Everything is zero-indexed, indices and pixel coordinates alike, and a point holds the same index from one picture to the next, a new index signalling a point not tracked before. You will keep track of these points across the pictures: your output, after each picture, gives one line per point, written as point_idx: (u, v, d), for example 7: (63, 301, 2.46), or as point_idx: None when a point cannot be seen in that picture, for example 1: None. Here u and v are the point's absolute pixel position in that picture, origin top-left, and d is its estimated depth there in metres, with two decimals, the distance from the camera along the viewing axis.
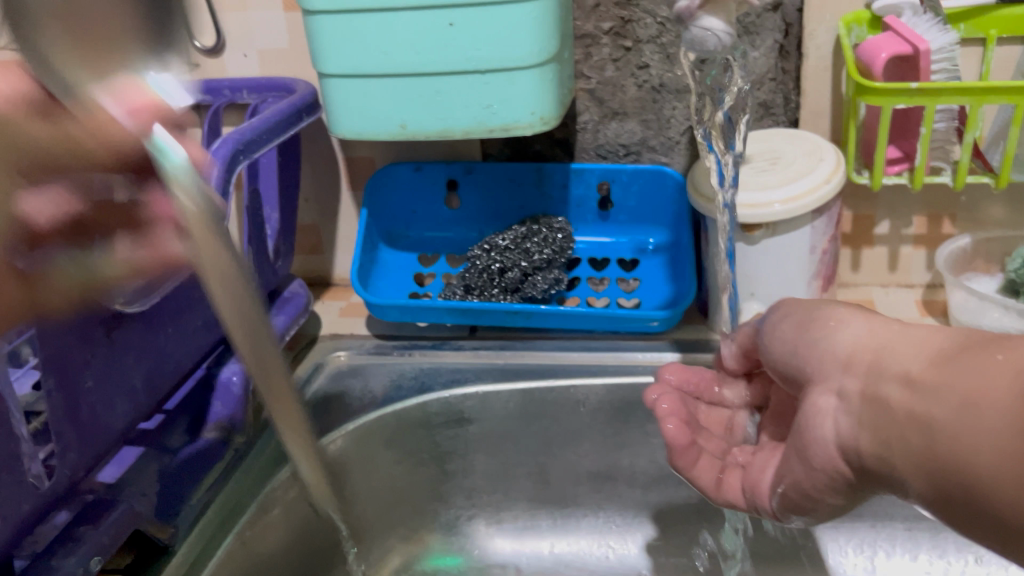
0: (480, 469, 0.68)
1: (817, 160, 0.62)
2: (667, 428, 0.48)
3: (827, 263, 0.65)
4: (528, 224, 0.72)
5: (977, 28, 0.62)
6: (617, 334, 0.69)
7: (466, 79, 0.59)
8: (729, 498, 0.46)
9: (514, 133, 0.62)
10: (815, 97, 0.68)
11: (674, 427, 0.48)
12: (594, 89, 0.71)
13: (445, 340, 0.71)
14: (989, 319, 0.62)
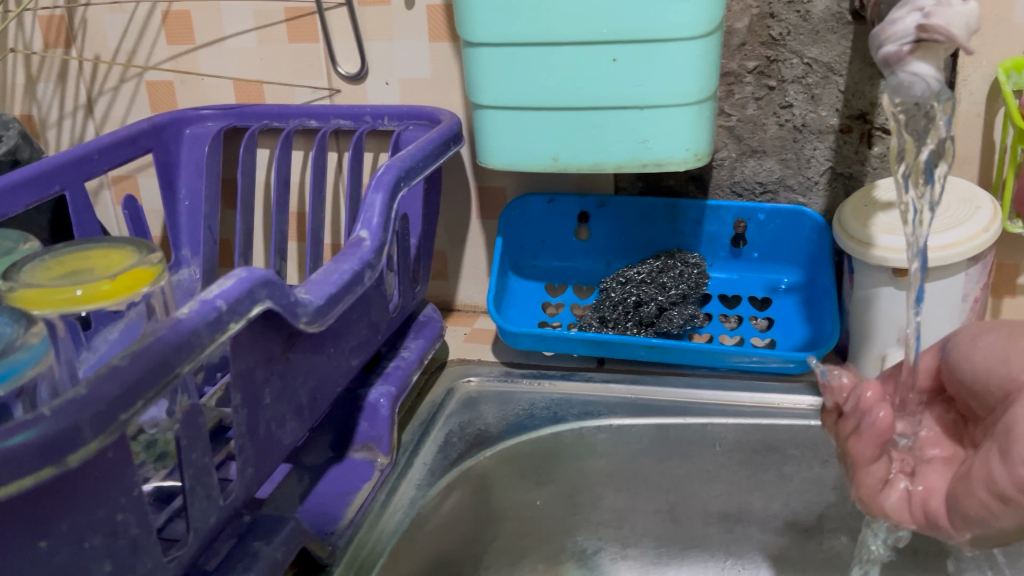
0: (609, 503, 0.67)
1: (974, 207, 0.61)
2: (879, 414, 0.48)
3: (977, 311, 0.64)
4: (663, 258, 0.72)
5: None
6: (752, 374, 0.69)
7: (623, 114, 0.60)
8: (895, 511, 0.48)
9: (667, 168, 0.62)
10: (964, 143, 0.67)
11: (885, 414, 0.48)
12: (734, 126, 0.71)
13: (575, 371, 0.71)
14: None
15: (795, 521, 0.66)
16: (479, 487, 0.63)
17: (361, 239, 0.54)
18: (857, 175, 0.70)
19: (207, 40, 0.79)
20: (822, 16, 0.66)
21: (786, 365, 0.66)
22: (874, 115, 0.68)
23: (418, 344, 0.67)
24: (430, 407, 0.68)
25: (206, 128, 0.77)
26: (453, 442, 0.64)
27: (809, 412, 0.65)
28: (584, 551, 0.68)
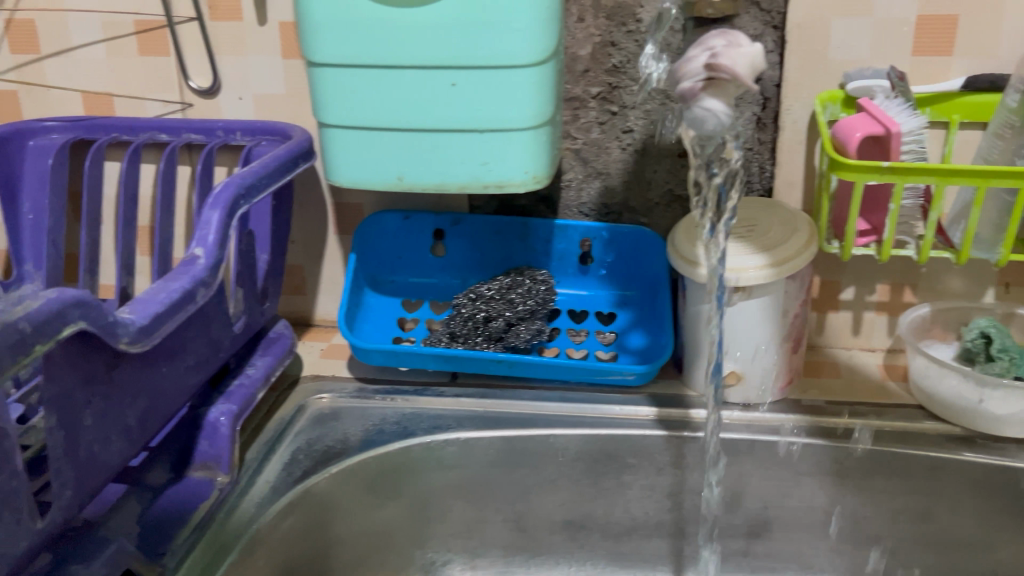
0: (457, 516, 0.69)
1: (790, 229, 0.65)
2: None
3: (797, 326, 0.68)
4: (513, 274, 0.74)
5: (940, 112, 0.67)
6: (596, 387, 0.72)
7: (464, 136, 0.62)
8: None
9: (508, 190, 0.64)
10: (789, 168, 0.72)
11: None
12: (579, 149, 0.74)
13: (427, 386, 0.72)
14: (946, 385, 0.65)
15: (637, 528, 0.69)
16: (325, 503, 0.63)
17: (196, 258, 0.54)
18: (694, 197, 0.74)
19: (52, 50, 0.77)
20: (659, 45, 0.70)
21: (627, 377, 0.69)
22: None
23: (264, 361, 0.67)
24: (280, 425, 0.68)
25: (50, 141, 0.75)
26: (299, 458, 0.65)
27: (647, 423, 0.68)
28: (436, 564, 0.70)
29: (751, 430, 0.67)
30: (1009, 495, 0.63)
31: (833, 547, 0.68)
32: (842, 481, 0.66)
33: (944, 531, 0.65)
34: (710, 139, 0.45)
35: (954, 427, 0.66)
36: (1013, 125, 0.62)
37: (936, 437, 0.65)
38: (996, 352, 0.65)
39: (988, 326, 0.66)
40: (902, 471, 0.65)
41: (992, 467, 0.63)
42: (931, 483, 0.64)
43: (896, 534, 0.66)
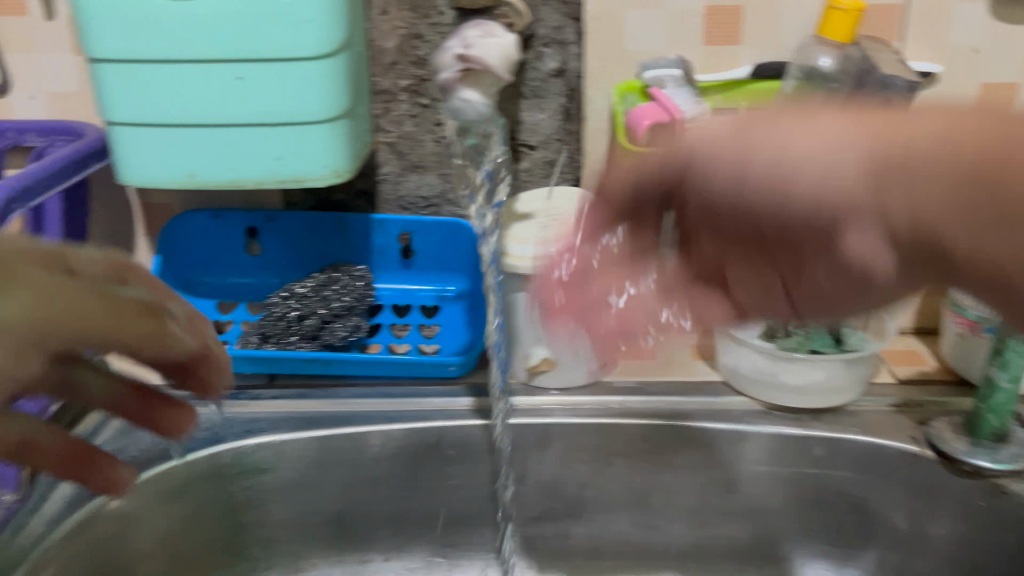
0: (277, 518, 0.68)
1: (593, 216, 0.68)
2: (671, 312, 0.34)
3: (608, 310, 0.69)
4: (329, 271, 0.73)
5: (732, 98, 0.69)
6: (417, 380, 0.72)
7: (255, 131, 0.60)
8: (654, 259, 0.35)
9: (307, 184, 0.63)
10: (595, 157, 0.74)
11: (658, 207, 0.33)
12: (394, 142, 0.74)
13: (242, 388, 0.71)
14: (747, 362, 0.68)
15: (461, 518, 0.70)
16: (127, 515, 0.61)
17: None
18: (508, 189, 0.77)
19: None
20: None
21: (445, 368, 0.70)
22: (517, 133, 0.75)
23: None
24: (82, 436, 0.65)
25: None
26: None
27: (464, 412, 0.68)
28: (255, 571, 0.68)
29: (566, 413, 0.69)
30: (804, 462, 0.66)
31: (651, 524, 0.70)
32: (652, 459, 0.68)
33: (749, 501, 0.68)
34: (471, 127, 0.47)
35: (755, 400, 0.69)
36: None
37: (737, 411, 0.69)
38: (792, 327, 0.68)
39: None
40: (707, 445, 0.67)
41: (786, 436, 0.66)
42: (733, 456, 0.67)
43: (707, 507, 0.69)
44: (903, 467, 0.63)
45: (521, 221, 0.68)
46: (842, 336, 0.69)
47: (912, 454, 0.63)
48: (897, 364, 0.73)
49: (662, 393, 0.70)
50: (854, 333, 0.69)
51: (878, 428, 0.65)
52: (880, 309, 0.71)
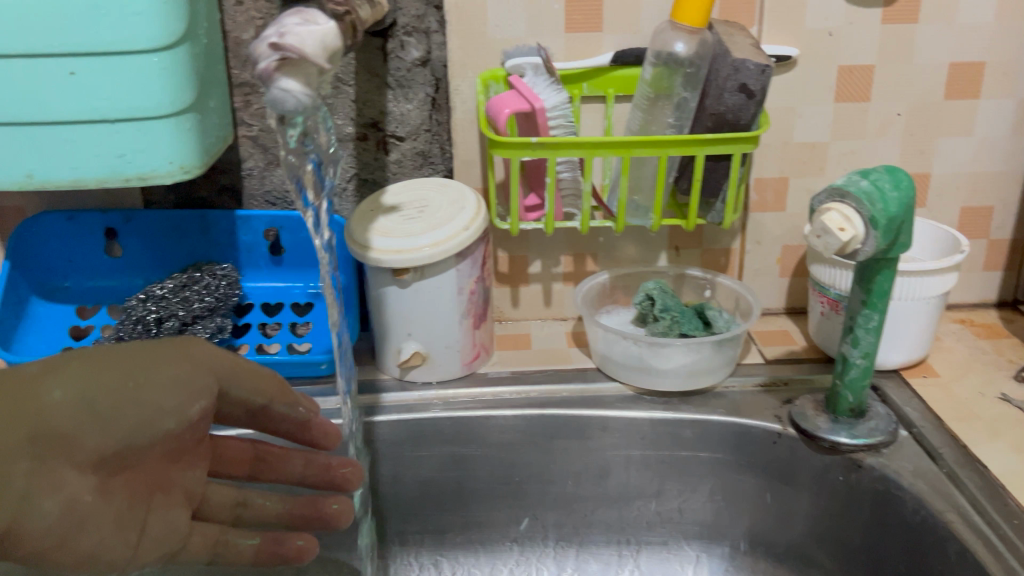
0: None
1: (458, 208, 0.66)
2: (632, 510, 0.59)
3: (477, 301, 0.69)
4: (190, 271, 0.71)
5: (596, 87, 0.70)
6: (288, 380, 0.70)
7: (94, 128, 0.58)
8: None
9: (153, 182, 0.61)
10: (465, 147, 0.73)
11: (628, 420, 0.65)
12: (256, 136, 0.71)
13: None
14: (617, 348, 0.68)
15: None
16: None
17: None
18: (379, 181, 0.75)
19: None
20: None
21: (315, 367, 0.69)
22: (383, 124, 0.72)
23: None
24: None
25: None
26: None
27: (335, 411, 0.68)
28: None
29: (441, 407, 0.68)
30: (674, 446, 0.67)
31: (527, 514, 0.70)
32: (527, 449, 0.68)
33: (623, 486, 0.68)
34: (295, 118, 0.45)
35: (627, 386, 0.69)
36: (649, 97, 0.66)
37: (609, 398, 0.69)
38: (658, 313, 0.69)
39: (654, 288, 0.70)
40: (579, 433, 0.67)
41: (656, 420, 0.66)
42: (605, 442, 0.67)
43: (583, 494, 0.69)
44: (768, 446, 0.65)
45: (386, 213, 0.67)
46: (709, 319, 0.70)
47: (775, 432, 0.64)
48: (768, 344, 0.75)
49: (537, 383, 0.70)
50: (720, 315, 0.70)
51: (745, 409, 0.66)
52: (748, 291, 0.72)
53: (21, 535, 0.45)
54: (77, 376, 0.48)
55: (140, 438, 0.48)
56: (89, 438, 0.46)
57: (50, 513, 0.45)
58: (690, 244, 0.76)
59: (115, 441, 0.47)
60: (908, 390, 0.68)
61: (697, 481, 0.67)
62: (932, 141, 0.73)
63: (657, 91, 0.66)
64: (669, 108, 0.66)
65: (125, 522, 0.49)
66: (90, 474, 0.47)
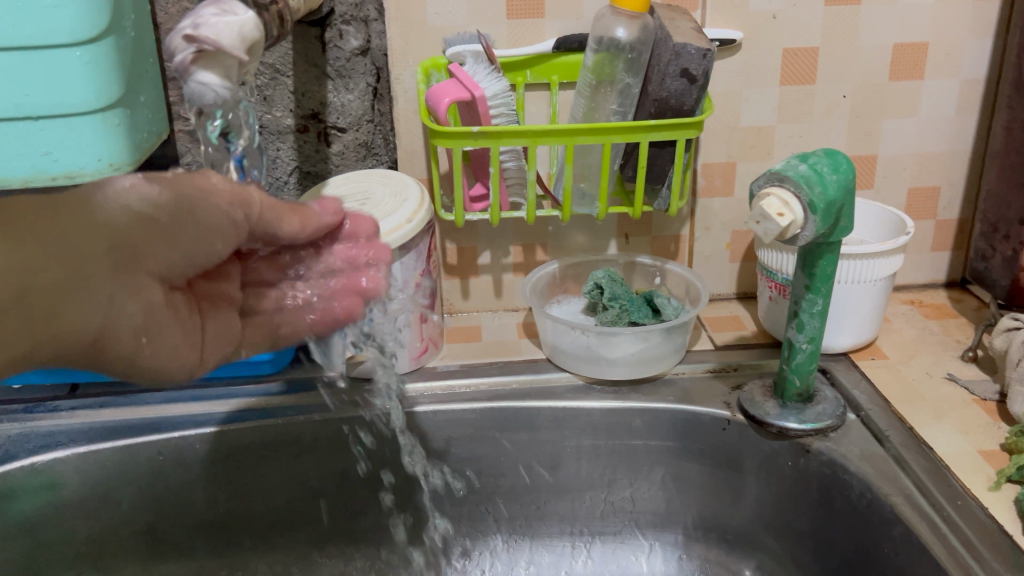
0: (83, 534, 0.64)
1: (401, 200, 0.65)
2: None
3: (423, 294, 0.68)
4: None
5: (540, 75, 0.68)
6: (231, 379, 0.70)
7: (14, 125, 0.55)
8: None
9: (81, 180, 0.58)
10: (409, 138, 0.72)
11: None
12: (193, 130, 0.69)
13: (39, 402, 0.67)
14: (567, 338, 0.67)
15: (287, 516, 0.68)
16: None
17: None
18: (322, 173, 0.72)
19: None
20: None
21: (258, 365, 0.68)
22: (324, 115, 0.70)
23: None
24: None
25: None
26: None
27: (278, 408, 0.67)
28: None
29: (389, 403, 0.67)
30: (624, 435, 0.66)
31: (480, 508, 0.69)
32: (477, 441, 0.67)
33: (575, 476, 0.68)
34: (215, 112, 0.43)
35: (577, 375, 0.69)
36: (591, 83, 0.65)
37: (559, 388, 0.68)
38: (607, 301, 0.68)
39: (602, 277, 0.69)
40: (528, 424, 0.67)
41: (606, 410, 0.66)
42: (556, 433, 0.67)
43: (535, 485, 0.68)
44: (717, 434, 0.64)
45: None
46: (658, 307, 0.69)
47: (724, 419, 0.64)
48: (719, 330, 0.74)
49: (487, 374, 0.69)
50: (669, 303, 0.69)
51: (695, 397, 0.66)
52: (697, 277, 0.72)
53: (110, 339, 0.42)
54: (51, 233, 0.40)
55: (198, 257, 0.46)
56: (158, 251, 0.44)
57: (136, 317, 0.43)
58: (640, 231, 0.76)
59: (179, 254, 0.45)
60: (856, 372, 0.68)
61: (648, 470, 0.67)
62: (877, 123, 0.73)
63: (599, 77, 0.65)
64: (613, 95, 0.65)
65: (189, 329, 0.47)
66: (157, 284, 0.45)
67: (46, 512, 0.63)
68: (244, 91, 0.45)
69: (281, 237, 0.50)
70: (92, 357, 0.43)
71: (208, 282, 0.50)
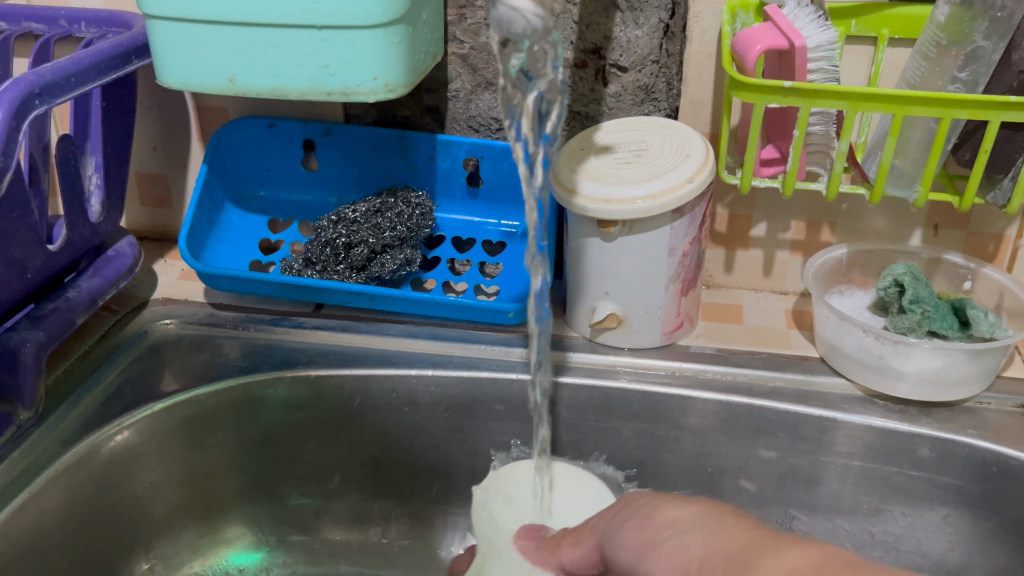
0: (310, 458, 0.64)
1: (683, 156, 0.57)
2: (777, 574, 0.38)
3: (689, 266, 0.60)
4: (385, 196, 0.67)
5: (868, 26, 0.58)
6: (471, 324, 0.66)
7: (298, 34, 0.52)
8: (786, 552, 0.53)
9: (355, 98, 0.55)
10: (697, 86, 0.64)
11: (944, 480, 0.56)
12: (466, 55, 0.63)
13: (284, 315, 0.67)
14: (850, 340, 0.58)
15: None
16: (140, 445, 0.59)
17: (91, 208, 0.64)
18: (593, 115, 0.66)
19: None
20: None
21: (501, 315, 0.63)
22: (606, 51, 0.62)
23: (92, 283, 0.63)
24: (110, 352, 0.64)
25: None
26: (124, 392, 0.61)
27: (516, 365, 0.62)
28: (289, 508, 0.65)
29: (632, 378, 0.61)
30: (904, 463, 0.57)
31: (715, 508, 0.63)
32: (725, 437, 0.60)
33: (835, 497, 0.59)
34: (521, 41, 0.41)
35: (856, 383, 0.59)
36: (939, 43, 0.53)
37: (832, 396, 0.59)
38: (907, 304, 0.56)
39: (905, 273, 0.58)
40: (790, 432, 0.58)
41: (884, 432, 0.57)
42: (823, 446, 0.58)
43: (786, 498, 0.60)
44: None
45: (599, 154, 0.59)
46: (969, 320, 0.57)
47: None
48: None
49: (743, 365, 0.62)
50: (985, 317, 0.57)
51: (999, 434, 0.55)
52: (1020, 288, 0.60)
53: (116, 516, 0.58)
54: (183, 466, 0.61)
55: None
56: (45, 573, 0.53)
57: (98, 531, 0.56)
58: (953, 225, 0.64)
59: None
60: None
61: (926, 508, 0.57)
62: None
63: (951, 36, 0.52)
64: (960, 59, 0.53)
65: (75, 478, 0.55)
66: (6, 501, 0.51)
67: (281, 430, 0.63)
68: (554, 21, 0.42)
69: (236, 485, 0.63)
70: (102, 516, 0.57)
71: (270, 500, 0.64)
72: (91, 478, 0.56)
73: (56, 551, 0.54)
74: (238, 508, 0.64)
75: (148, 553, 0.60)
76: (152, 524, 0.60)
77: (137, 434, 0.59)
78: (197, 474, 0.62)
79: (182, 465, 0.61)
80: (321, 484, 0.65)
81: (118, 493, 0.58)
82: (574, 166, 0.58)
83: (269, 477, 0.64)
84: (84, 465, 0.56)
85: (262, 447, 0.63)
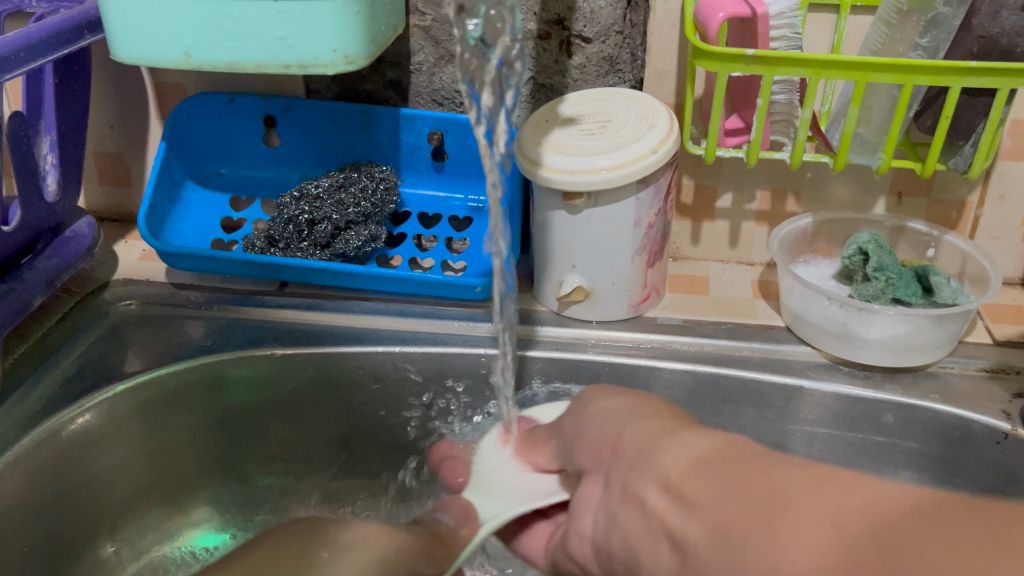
0: (278, 437, 0.63)
1: (647, 126, 0.56)
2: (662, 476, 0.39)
3: (654, 237, 0.60)
4: (348, 171, 0.66)
5: None
6: (439, 299, 0.65)
7: (253, 6, 0.51)
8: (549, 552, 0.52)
9: (314, 71, 0.54)
10: (661, 56, 0.63)
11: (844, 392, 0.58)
12: (429, 26, 0.62)
13: (248, 294, 0.66)
14: (816, 308, 0.58)
15: None
16: (101, 427, 0.58)
17: (46, 187, 0.63)
18: (558, 87, 0.65)
19: None
20: None
21: (468, 291, 0.63)
22: (570, 22, 0.61)
23: (48, 263, 0.62)
24: (69, 333, 0.63)
25: None
26: (84, 373, 0.60)
27: (484, 340, 0.63)
28: (257, 488, 0.63)
29: (601, 351, 0.61)
30: (869, 429, 0.58)
31: None
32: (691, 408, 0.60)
33: None
34: None
35: (820, 351, 0.60)
36: (901, 10, 0.53)
37: (798, 364, 0.59)
38: (871, 272, 0.57)
39: (869, 241, 0.58)
40: (757, 401, 0.59)
41: (849, 399, 0.58)
42: (789, 413, 0.59)
43: None
44: (987, 448, 0.54)
45: (564, 126, 0.58)
46: (932, 286, 0.58)
47: (1001, 432, 0.54)
48: (997, 321, 0.63)
49: (711, 335, 0.62)
50: (948, 283, 0.57)
51: (962, 398, 0.56)
52: (982, 255, 0.60)
53: (79, 501, 0.57)
54: (149, 448, 0.60)
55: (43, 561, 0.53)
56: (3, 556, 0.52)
57: (58, 516, 0.55)
58: (916, 192, 0.64)
59: None
60: None
61: (891, 472, 0.57)
62: None
63: (912, 3, 0.52)
64: (921, 25, 0.53)
65: (34, 462, 0.54)
66: None
67: (246, 410, 0.62)
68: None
69: (201, 466, 0.62)
70: (65, 498, 0.56)
71: (238, 482, 0.63)
72: (53, 461, 0.55)
73: (15, 533, 0.52)
74: (205, 491, 0.63)
75: (112, 535, 0.59)
76: (115, 506, 0.59)
77: (98, 416, 0.58)
78: (162, 456, 0.61)
79: (148, 448, 0.60)
80: (289, 465, 0.64)
81: (81, 475, 0.57)
82: (537, 138, 0.57)
83: (238, 460, 0.63)
84: (43, 446, 0.55)
85: (230, 427, 0.62)
